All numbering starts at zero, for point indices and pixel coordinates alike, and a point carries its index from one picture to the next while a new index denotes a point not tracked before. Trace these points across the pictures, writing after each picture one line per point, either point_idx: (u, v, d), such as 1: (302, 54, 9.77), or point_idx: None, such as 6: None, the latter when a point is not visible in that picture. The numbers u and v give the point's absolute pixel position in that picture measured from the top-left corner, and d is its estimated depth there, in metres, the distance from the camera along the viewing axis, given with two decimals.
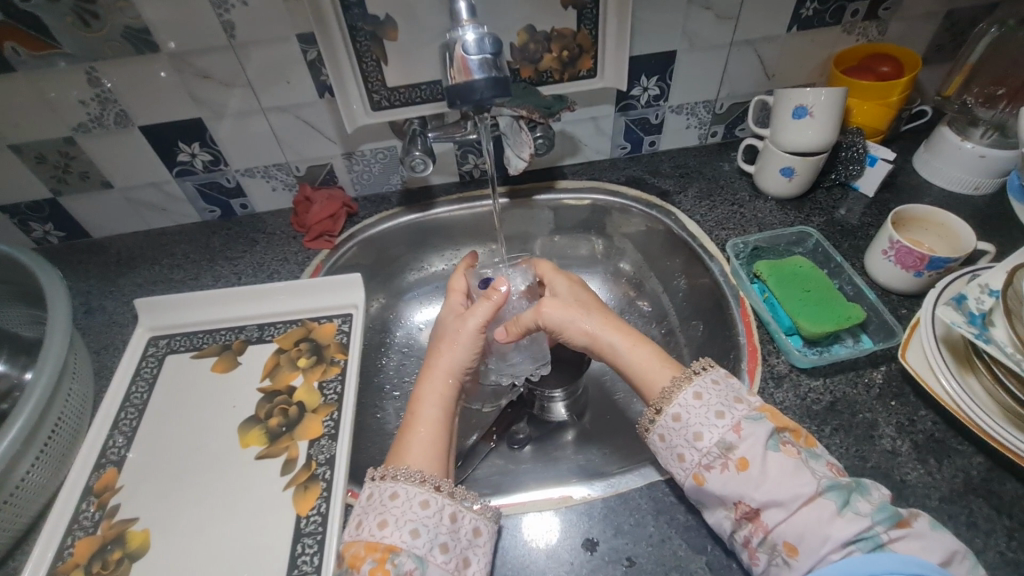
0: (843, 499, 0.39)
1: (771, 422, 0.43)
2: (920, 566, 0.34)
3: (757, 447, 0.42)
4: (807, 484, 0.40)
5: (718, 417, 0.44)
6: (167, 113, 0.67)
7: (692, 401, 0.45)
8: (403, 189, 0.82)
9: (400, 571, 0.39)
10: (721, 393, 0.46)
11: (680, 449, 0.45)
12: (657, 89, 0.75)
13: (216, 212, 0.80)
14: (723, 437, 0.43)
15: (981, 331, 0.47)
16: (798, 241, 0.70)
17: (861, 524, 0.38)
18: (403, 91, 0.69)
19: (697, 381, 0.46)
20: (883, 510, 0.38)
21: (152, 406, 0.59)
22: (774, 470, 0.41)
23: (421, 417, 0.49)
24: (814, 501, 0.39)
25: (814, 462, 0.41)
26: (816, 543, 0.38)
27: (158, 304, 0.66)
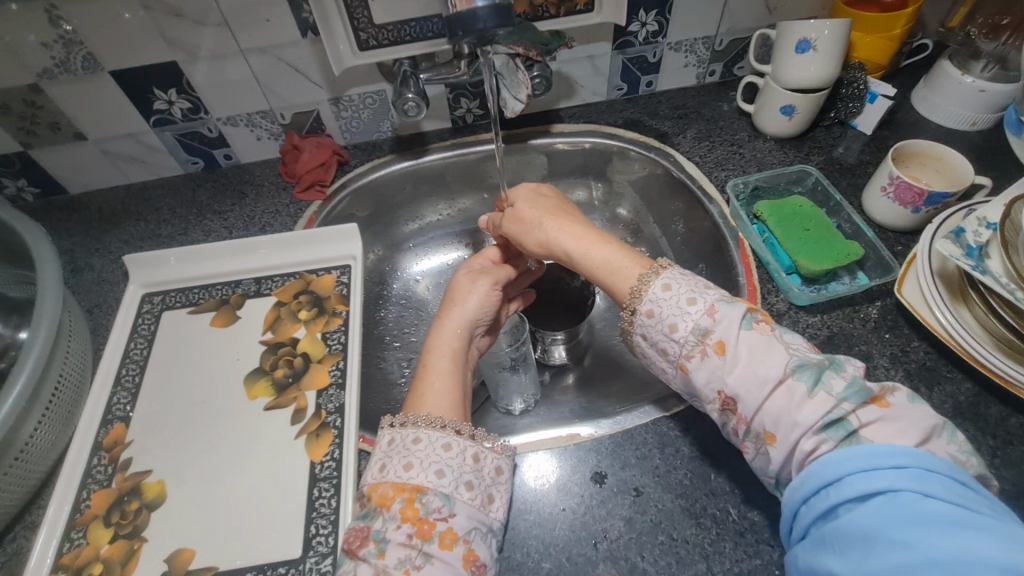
0: (814, 378, 0.39)
1: (743, 304, 0.44)
2: (892, 458, 0.34)
3: (732, 328, 0.42)
4: (773, 370, 0.40)
5: (690, 304, 0.45)
6: (139, 55, 0.63)
7: (661, 294, 0.46)
8: (394, 136, 0.79)
9: (430, 509, 0.40)
10: (690, 283, 0.46)
11: (661, 343, 0.46)
12: (655, 24, 0.72)
13: (199, 163, 0.76)
14: (698, 324, 0.44)
15: (977, 263, 0.48)
16: (797, 180, 0.69)
17: (829, 403, 0.38)
18: (391, 29, 0.64)
19: (667, 274, 0.47)
20: (853, 388, 0.38)
21: (153, 362, 0.58)
22: (747, 349, 0.41)
23: (434, 352, 0.52)
24: (784, 384, 0.39)
25: (787, 337, 0.42)
26: (790, 422, 0.38)
27: (149, 259, 0.64)
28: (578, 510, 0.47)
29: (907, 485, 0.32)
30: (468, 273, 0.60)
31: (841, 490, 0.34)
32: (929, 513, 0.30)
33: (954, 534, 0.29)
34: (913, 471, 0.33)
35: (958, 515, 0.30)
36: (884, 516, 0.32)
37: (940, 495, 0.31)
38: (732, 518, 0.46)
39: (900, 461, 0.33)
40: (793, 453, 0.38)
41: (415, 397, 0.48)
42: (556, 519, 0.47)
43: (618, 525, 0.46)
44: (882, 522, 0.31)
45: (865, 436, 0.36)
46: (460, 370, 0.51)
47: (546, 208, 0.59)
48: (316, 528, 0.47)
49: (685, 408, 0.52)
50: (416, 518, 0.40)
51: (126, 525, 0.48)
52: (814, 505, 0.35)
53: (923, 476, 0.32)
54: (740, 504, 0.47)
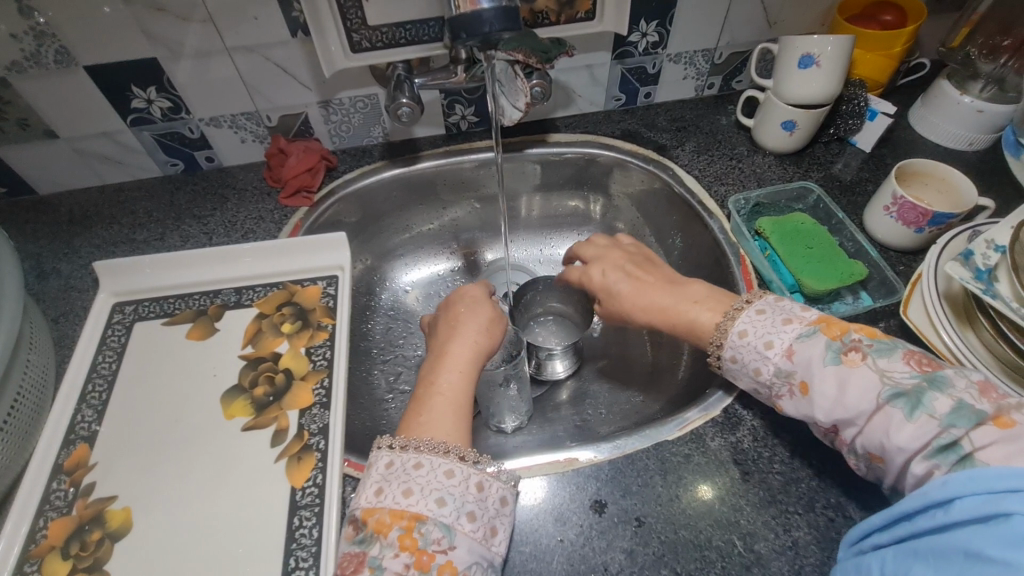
0: (912, 403, 0.36)
1: (826, 335, 0.41)
2: (1009, 478, 0.29)
3: (813, 366, 0.40)
4: (865, 402, 0.38)
5: (768, 347, 0.43)
6: (117, 51, 0.59)
7: (738, 341, 0.44)
8: (385, 142, 0.76)
9: (429, 540, 0.38)
10: (767, 322, 0.44)
11: (752, 386, 0.45)
12: (656, 34, 0.71)
13: (178, 165, 0.73)
14: (779, 367, 0.42)
15: (987, 287, 0.47)
16: (798, 198, 0.68)
17: (932, 429, 0.35)
18: (386, 31, 0.62)
19: (739, 320, 0.45)
20: (959, 412, 0.34)
21: (122, 378, 0.54)
22: (835, 384, 0.39)
23: (447, 365, 0.50)
24: (881, 412, 0.37)
25: (885, 360, 0.38)
26: (896, 448, 0.36)
27: (121, 266, 0.60)
28: (577, 541, 0.45)
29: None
30: (470, 303, 0.58)
31: (951, 512, 0.30)
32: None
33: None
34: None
35: None
36: (993, 541, 0.27)
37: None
38: (737, 551, 0.44)
39: (1015, 481, 0.28)
40: (904, 476, 0.37)
41: (424, 412, 0.46)
42: (553, 552, 0.44)
43: (619, 558, 0.44)
44: (992, 548, 0.27)
45: (981, 458, 0.33)
46: (471, 382, 0.50)
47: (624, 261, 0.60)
48: (295, 562, 0.44)
49: (686, 432, 0.50)
50: (415, 548, 0.38)
51: (85, 557, 0.44)
52: (915, 520, 0.32)
53: None
54: (745, 536, 0.44)
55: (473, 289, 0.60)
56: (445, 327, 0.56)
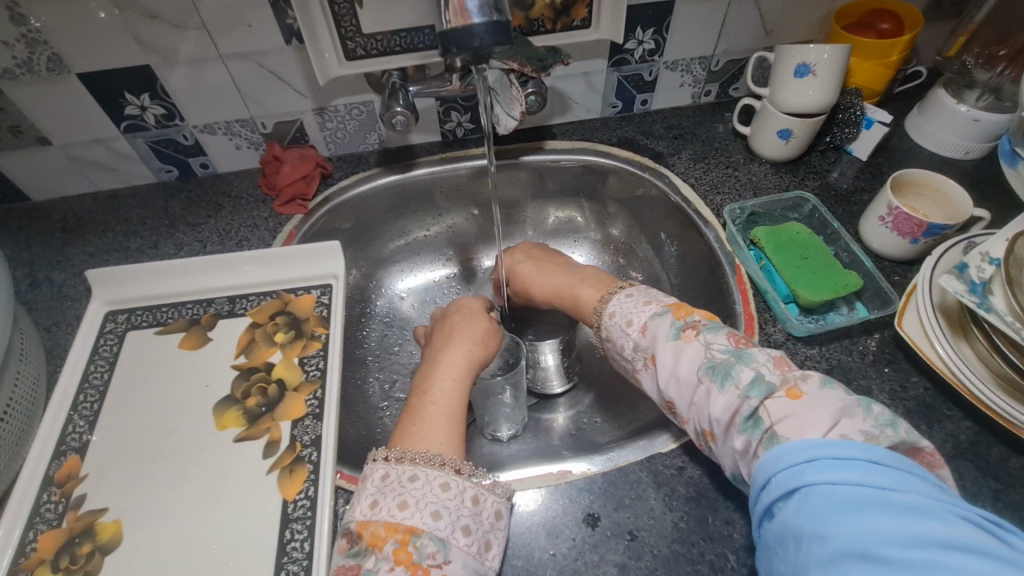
0: (724, 376, 0.40)
1: (674, 315, 0.47)
2: (803, 451, 0.33)
3: (659, 341, 0.45)
4: (691, 374, 0.42)
5: (630, 325, 0.48)
6: (110, 59, 0.59)
7: (609, 321, 0.51)
8: (381, 149, 0.76)
9: (424, 554, 0.38)
10: (632, 303, 0.50)
11: (620, 363, 0.50)
12: (652, 42, 0.70)
13: (173, 172, 0.72)
14: (637, 342, 0.47)
15: (981, 300, 0.47)
16: (794, 207, 0.68)
17: (736, 400, 0.39)
18: (380, 38, 0.62)
19: (611, 304, 0.52)
20: (757, 383, 0.38)
21: (114, 388, 0.54)
22: (672, 356, 0.44)
23: (440, 375, 0.51)
24: (701, 385, 0.41)
25: (713, 337, 0.43)
26: (714, 420, 0.40)
27: (113, 275, 0.60)
28: (569, 555, 0.45)
29: (821, 476, 0.32)
30: (466, 313, 0.59)
31: (768, 492, 0.34)
32: (842, 501, 0.30)
33: (865, 520, 0.29)
34: (824, 461, 0.32)
35: (872, 498, 0.30)
36: (804, 512, 0.31)
37: (849, 480, 0.31)
38: (730, 566, 0.44)
39: (811, 454, 0.33)
40: (727, 449, 0.40)
41: (417, 422, 0.46)
42: (546, 565, 0.44)
43: (611, 572, 0.44)
44: (803, 518, 0.31)
45: (778, 432, 0.36)
46: (464, 391, 0.50)
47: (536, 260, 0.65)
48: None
49: (680, 445, 0.50)
50: (410, 562, 0.37)
51: (76, 570, 0.44)
52: (754, 509, 0.35)
53: (834, 463, 0.32)
54: (738, 551, 0.44)
55: (471, 301, 0.61)
56: (441, 338, 0.57)
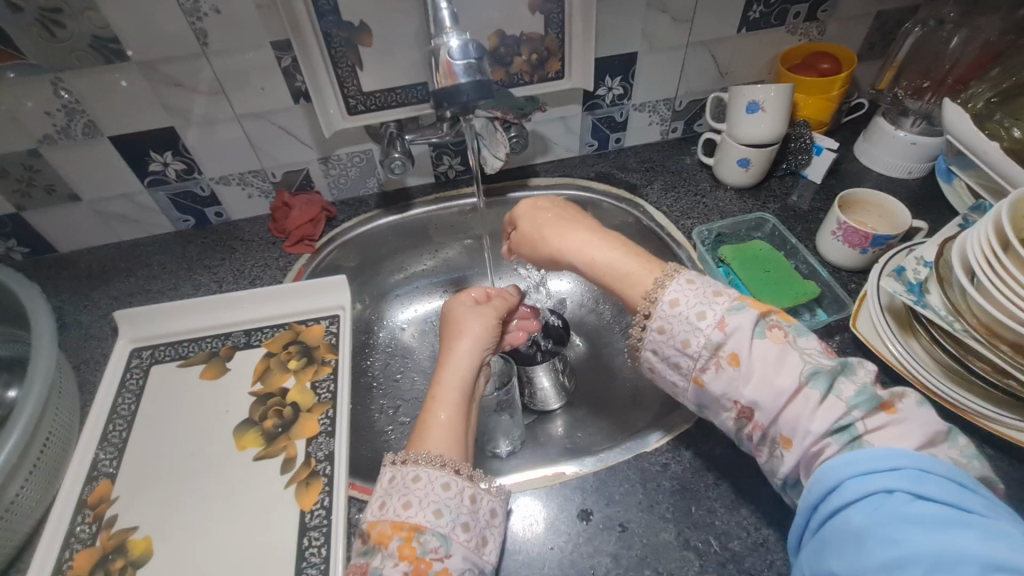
0: (827, 384, 0.39)
1: (754, 310, 0.43)
2: (890, 459, 0.34)
3: (744, 340, 0.41)
4: (789, 381, 0.40)
5: (699, 318, 0.43)
6: (139, 122, 0.67)
7: (670, 310, 0.45)
8: (380, 192, 0.83)
9: (427, 548, 0.42)
10: (698, 293, 0.45)
11: (672, 360, 0.45)
12: (621, 88, 0.79)
13: (190, 220, 0.79)
14: (710, 338, 0.42)
15: (919, 297, 0.53)
16: (757, 227, 0.75)
17: (838, 410, 0.38)
18: (378, 96, 0.70)
19: (670, 289, 0.45)
20: (862, 395, 0.38)
21: (141, 417, 0.58)
22: (763, 358, 0.41)
23: (446, 378, 0.54)
24: (800, 394, 0.39)
25: (802, 340, 0.42)
26: (807, 429, 0.38)
27: (139, 314, 0.65)
28: (566, 548, 0.49)
29: (906, 485, 0.33)
30: (474, 307, 0.62)
31: (841, 494, 0.34)
32: (927, 514, 0.31)
33: (946, 535, 0.30)
34: (910, 472, 0.33)
35: (954, 516, 0.31)
36: (881, 516, 0.32)
37: (936, 495, 0.32)
38: (714, 550, 0.48)
39: (899, 463, 0.34)
40: (809, 462, 0.39)
41: (427, 428, 0.50)
42: (545, 558, 0.48)
43: (605, 561, 0.48)
44: (878, 522, 0.32)
45: (869, 440, 0.37)
46: (466, 398, 0.53)
47: (544, 220, 0.58)
48: None
49: (663, 444, 0.55)
50: (414, 557, 0.41)
51: None
52: (817, 499, 0.36)
53: (918, 476, 0.33)
54: (720, 536, 0.48)
55: (459, 301, 0.64)
56: (448, 334, 0.60)
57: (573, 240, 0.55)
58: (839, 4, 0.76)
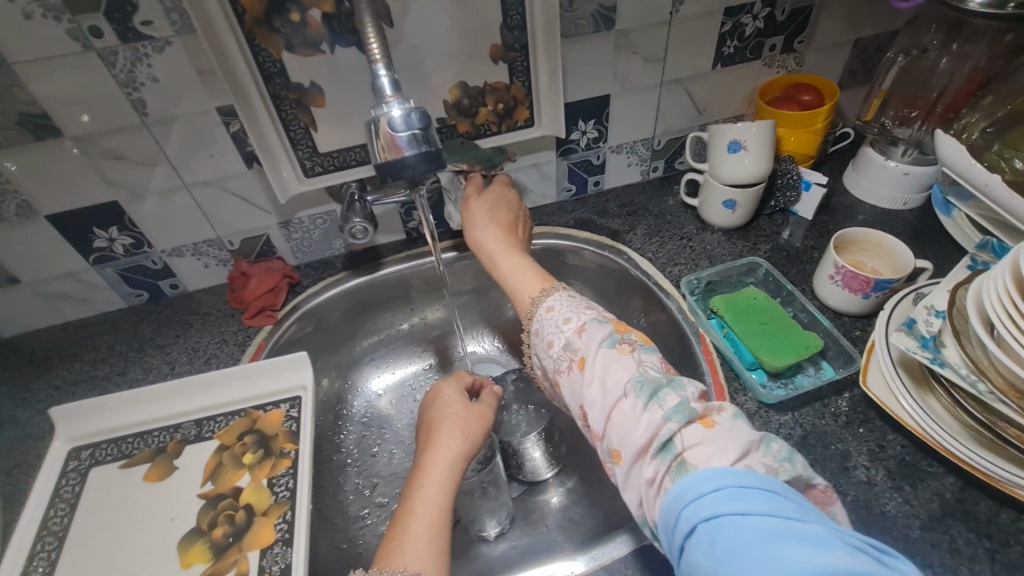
0: (651, 393, 0.41)
1: (611, 327, 0.48)
2: (711, 481, 0.35)
3: (593, 344, 0.46)
4: (618, 385, 0.43)
5: (565, 322, 0.49)
6: (78, 199, 0.62)
7: (545, 315, 0.51)
8: (347, 252, 0.78)
9: None
10: (572, 304, 0.51)
11: (544, 360, 0.50)
12: (595, 131, 0.75)
13: (143, 295, 0.74)
14: (568, 340, 0.48)
15: (935, 354, 0.48)
16: (749, 271, 0.70)
17: (657, 422, 0.39)
18: (336, 155, 0.66)
19: (551, 298, 0.52)
20: (678, 408, 0.40)
21: (74, 533, 0.52)
22: (604, 365, 0.45)
23: (424, 483, 0.49)
24: (626, 400, 0.42)
25: (646, 356, 0.45)
26: (632, 440, 0.40)
27: (77, 410, 0.59)
28: None
29: (728, 507, 0.33)
30: (465, 407, 0.57)
31: (684, 531, 0.34)
32: (752, 532, 0.31)
33: (768, 550, 0.30)
34: (730, 491, 0.34)
35: (773, 528, 0.31)
36: (714, 549, 0.32)
37: (755, 510, 0.32)
38: None
39: (719, 483, 0.34)
40: (633, 475, 0.40)
41: (397, 537, 0.44)
42: None
43: None
44: (711, 554, 0.32)
45: (688, 459, 0.37)
46: (449, 503, 0.48)
47: (499, 216, 0.64)
48: None
49: None
50: None
51: None
52: (671, 544, 0.36)
53: (737, 493, 0.33)
54: None
55: (447, 388, 0.60)
56: (426, 433, 0.55)
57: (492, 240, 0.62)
58: (816, 34, 0.73)
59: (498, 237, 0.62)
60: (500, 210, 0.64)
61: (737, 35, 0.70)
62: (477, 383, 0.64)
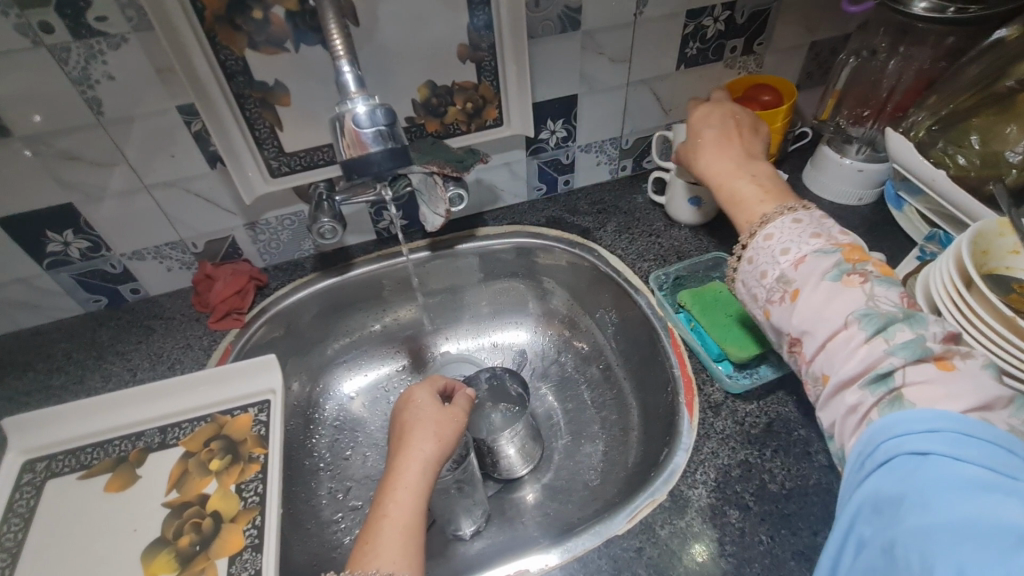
0: (878, 327, 0.39)
1: (840, 255, 0.43)
2: (925, 420, 0.33)
3: (813, 276, 0.43)
4: (836, 315, 0.41)
5: (783, 253, 0.45)
6: (30, 201, 0.59)
7: (761, 243, 0.47)
8: (317, 253, 0.77)
9: None
10: (797, 231, 0.46)
11: (753, 290, 0.48)
12: (564, 130, 0.76)
13: (101, 300, 0.71)
14: (784, 272, 0.45)
15: None
16: (715, 266, 0.72)
17: (877, 356, 0.38)
18: (303, 155, 0.65)
19: (770, 225, 0.48)
20: (909, 345, 0.37)
21: (29, 548, 0.50)
22: (824, 296, 0.42)
23: (397, 486, 0.48)
24: (842, 332, 0.40)
25: (879, 289, 0.40)
26: (841, 367, 0.40)
27: (31, 420, 0.56)
28: None
29: (942, 449, 0.32)
30: (434, 415, 0.56)
31: (878, 458, 0.34)
32: (958, 475, 0.30)
33: (975, 497, 0.29)
34: (951, 436, 0.32)
35: (990, 480, 0.30)
36: (914, 478, 0.32)
37: (975, 460, 0.31)
38: None
39: (937, 426, 0.33)
40: (836, 404, 0.40)
41: (371, 541, 0.44)
42: None
43: None
44: (908, 481, 0.32)
45: (907, 396, 0.36)
46: (422, 505, 0.48)
47: (722, 134, 0.57)
48: None
49: (634, 524, 0.50)
50: None
51: None
52: (854, 471, 0.36)
53: (960, 440, 0.32)
54: None
55: (419, 392, 0.59)
56: (398, 438, 0.54)
57: (709, 163, 0.56)
58: (774, 37, 0.76)
59: (738, 157, 0.55)
60: (730, 130, 0.57)
61: (698, 37, 0.72)
62: (448, 386, 0.64)
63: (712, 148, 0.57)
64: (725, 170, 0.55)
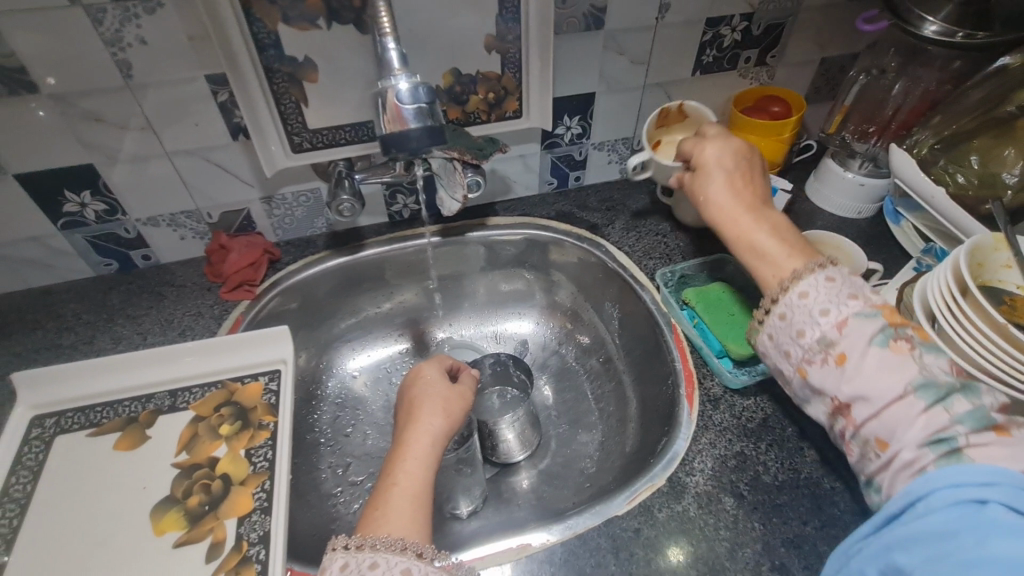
0: (937, 396, 0.40)
1: (884, 320, 0.43)
2: (986, 474, 0.35)
3: (859, 343, 0.43)
4: (893, 385, 0.41)
5: (822, 314, 0.45)
6: (52, 160, 0.60)
7: (796, 300, 0.46)
8: (329, 232, 0.78)
9: None
10: (832, 290, 0.46)
11: (784, 346, 0.47)
12: (579, 127, 0.78)
13: (112, 265, 0.72)
14: (825, 334, 0.44)
15: None
16: (718, 268, 0.74)
17: (942, 422, 0.39)
18: (326, 133, 0.66)
19: (804, 281, 0.47)
20: (975, 415, 0.38)
21: (38, 500, 0.50)
22: (872, 367, 0.42)
23: (406, 456, 0.50)
24: (902, 400, 0.40)
25: (926, 359, 0.41)
26: (902, 433, 0.40)
27: (42, 376, 0.57)
28: None
29: (995, 495, 0.34)
30: (439, 399, 0.56)
31: (929, 501, 0.36)
32: (1014, 525, 0.32)
33: None
34: (1007, 487, 0.34)
35: None
36: (966, 522, 0.33)
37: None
38: None
39: (995, 479, 0.35)
40: (896, 471, 0.40)
41: (382, 505, 0.46)
42: None
43: None
44: (960, 522, 0.34)
45: (969, 454, 0.38)
46: (431, 476, 0.49)
47: (735, 177, 0.56)
48: None
49: (633, 506, 0.52)
50: None
51: None
52: (896, 508, 0.37)
53: (1016, 492, 0.34)
54: None
55: (428, 370, 0.61)
56: (407, 412, 0.56)
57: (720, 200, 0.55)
58: (787, 50, 0.78)
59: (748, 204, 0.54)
60: (742, 169, 0.56)
61: (716, 44, 0.74)
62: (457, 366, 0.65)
63: (723, 190, 0.55)
64: (743, 221, 0.53)
